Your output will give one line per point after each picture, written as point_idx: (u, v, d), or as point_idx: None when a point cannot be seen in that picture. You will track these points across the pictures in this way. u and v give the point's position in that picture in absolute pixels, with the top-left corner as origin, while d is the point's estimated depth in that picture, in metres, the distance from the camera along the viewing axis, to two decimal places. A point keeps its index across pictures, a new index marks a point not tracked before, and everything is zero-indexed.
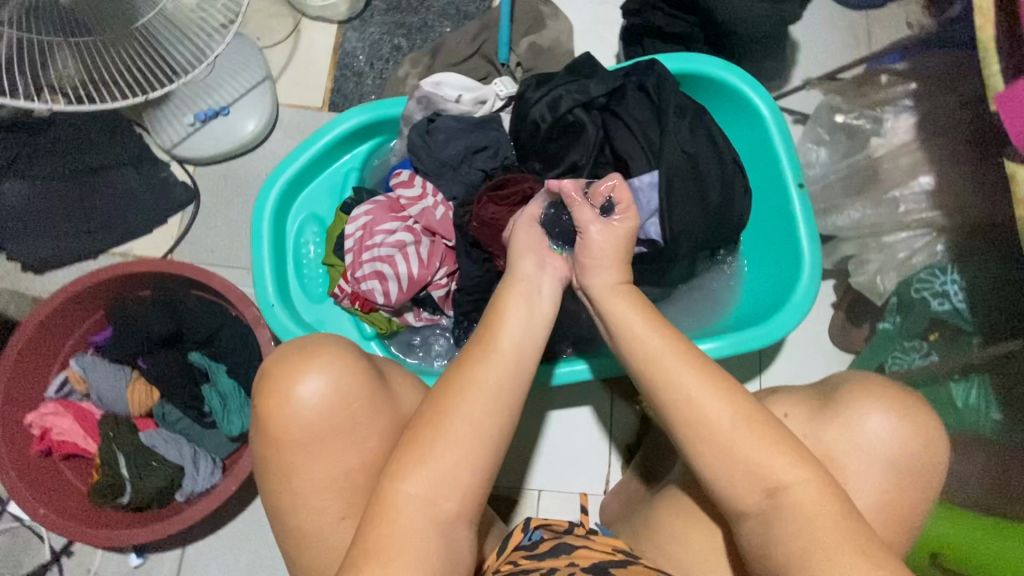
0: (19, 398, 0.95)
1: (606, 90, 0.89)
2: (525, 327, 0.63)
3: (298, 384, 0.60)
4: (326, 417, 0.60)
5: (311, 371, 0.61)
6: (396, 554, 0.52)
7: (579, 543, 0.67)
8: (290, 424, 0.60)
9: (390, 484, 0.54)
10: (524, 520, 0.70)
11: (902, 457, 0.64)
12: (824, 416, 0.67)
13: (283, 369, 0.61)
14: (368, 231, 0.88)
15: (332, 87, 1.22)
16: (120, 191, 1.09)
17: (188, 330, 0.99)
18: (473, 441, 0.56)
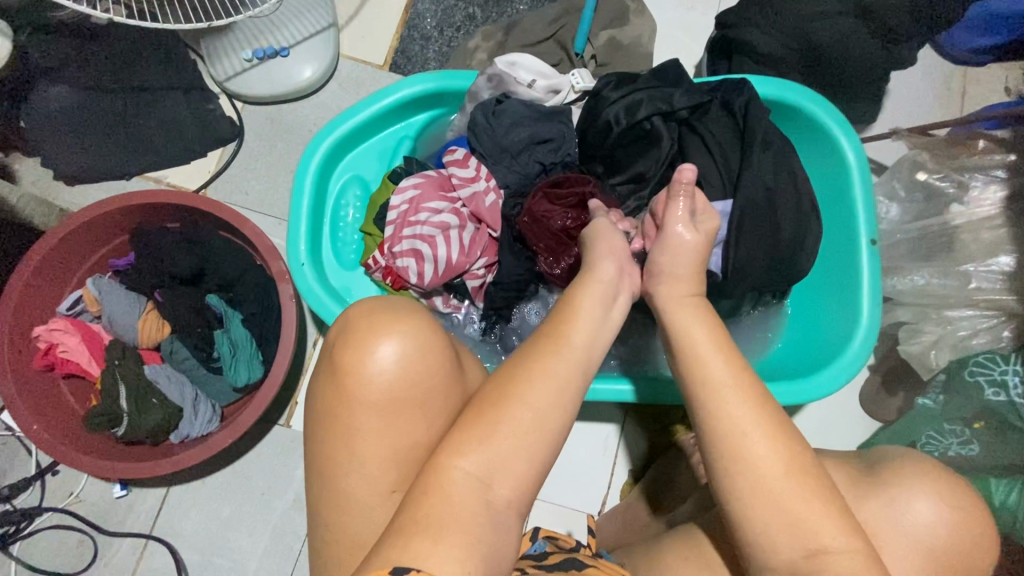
0: (32, 308, 0.92)
1: (691, 104, 0.83)
2: (598, 326, 0.61)
3: (378, 342, 0.58)
4: (399, 383, 0.58)
5: (388, 335, 0.58)
6: (444, 530, 0.49)
7: (589, 562, 0.67)
8: (360, 382, 0.58)
9: (446, 457, 0.52)
10: (533, 529, 0.73)
11: (942, 549, 0.60)
12: (864, 489, 0.62)
13: (362, 327, 0.59)
14: (414, 205, 0.84)
15: (397, 46, 1.16)
16: (165, 115, 1.05)
17: (210, 270, 0.95)
18: (538, 429, 0.54)
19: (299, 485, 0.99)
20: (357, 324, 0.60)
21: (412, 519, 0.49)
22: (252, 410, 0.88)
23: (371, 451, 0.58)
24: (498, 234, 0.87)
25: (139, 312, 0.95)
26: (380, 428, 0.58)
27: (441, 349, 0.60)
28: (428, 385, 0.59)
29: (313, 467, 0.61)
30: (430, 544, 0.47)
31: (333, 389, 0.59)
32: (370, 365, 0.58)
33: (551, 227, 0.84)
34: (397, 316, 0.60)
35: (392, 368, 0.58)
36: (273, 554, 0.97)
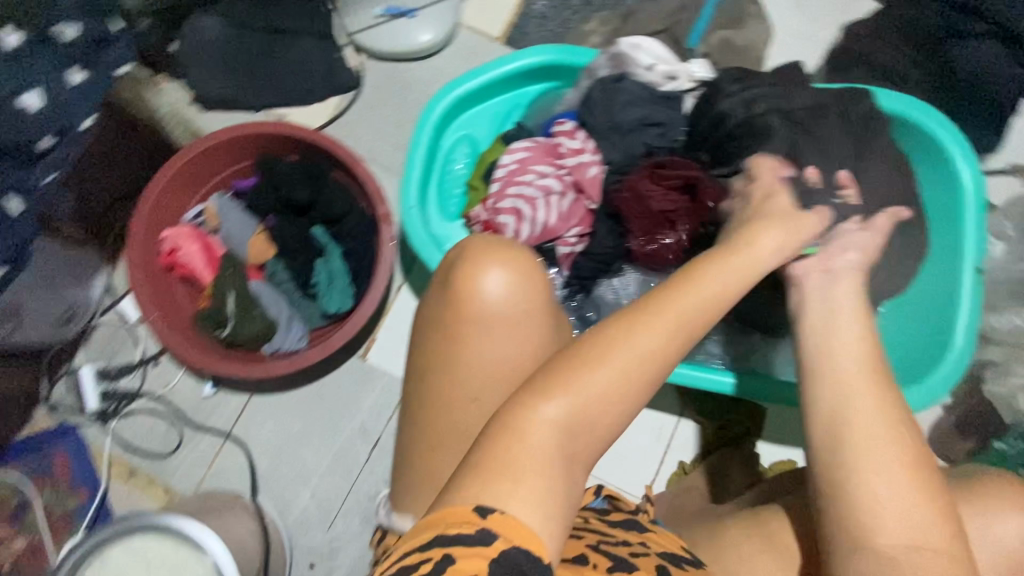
0: (163, 213, 1.02)
1: (809, 105, 0.83)
2: (717, 290, 0.56)
3: (486, 274, 0.62)
4: (503, 315, 0.62)
5: (497, 269, 0.62)
6: (521, 474, 0.46)
7: (649, 526, 0.67)
8: (465, 310, 0.62)
9: (532, 399, 0.49)
10: (597, 486, 0.74)
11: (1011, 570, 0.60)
12: None
13: (471, 258, 0.63)
14: (521, 166, 0.88)
15: (515, 21, 1.21)
16: (296, 57, 1.13)
17: (320, 203, 1.02)
18: (625, 384, 0.51)
19: (367, 415, 1.05)
20: (469, 254, 0.63)
21: (490, 458, 0.47)
22: (343, 335, 0.95)
23: (470, 372, 0.63)
24: (596, 206, 0.91)
25: (251, 231, 1.04)
26: (481, 353, 0.62)
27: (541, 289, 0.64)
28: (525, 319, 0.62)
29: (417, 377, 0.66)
30: (511, 486, 0.45)
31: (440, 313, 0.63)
32: (476, 294, 0.61)
33: (650, 206, 0.86)
34: (505, 251, 0.63)
35: (497, 300, 0.61)
36: (334, 474, 1.04)
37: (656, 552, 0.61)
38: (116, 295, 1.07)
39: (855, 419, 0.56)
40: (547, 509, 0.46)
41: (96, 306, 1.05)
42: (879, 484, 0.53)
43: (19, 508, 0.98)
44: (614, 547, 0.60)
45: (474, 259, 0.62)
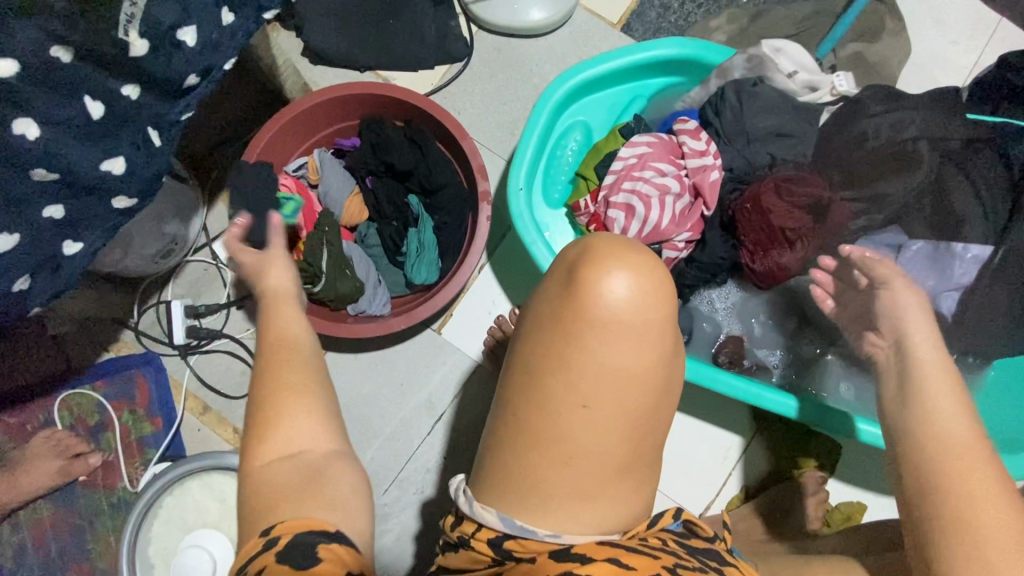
0: (269, 163, 1.03)
1: (965, 138, 0.77)
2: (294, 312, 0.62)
3: (604, 283, 0.51)
4: (628, 322, 0.51)
5: (634, 271, 0.51)
6: (275, 505, 0.48)
7: (726, 559, 0.60)
8: (586, 312, 0.51)
9: (246, 459, 0.51)
10: (675, 506, 0.64)
11: None
12: None
13: (603, 254, 0.52)
14: (641, 162, 0.85)
15: (635, 8, 1.16)
16: (413, 21, 1.11)
17: (421, 173, 1.01)
18: (306, 386, 0.55)
19: (435, 387, 1.05)
20: (596, 249, 0.53)
21: (254, 504, 0.49)
22: (430, 307, 0.95)
23: (584, 391, 0.52)
24: (710, 213, 0.86)
25: (349, 192, 1.05)
26: (603, 368, 0.52)
27: (671, 297, 0.53)
28: (651, 333, 0.52)
29: (510, 403, 0.56)
30: (282, 509, 0.48)
31: (551, 312, 0.53)
32: (604, 296, 0.51)
33: (770, 229, 0.82)
34: (623, 256, 0.52)
35: (625, 304, 0.51)
36: (395, 441, 1.04)
37: None
38: (212, 235, 1.10)
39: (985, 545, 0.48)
40: (331, 503, 0.49)
41: (192, 243, 1.08)
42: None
43: (98, 425, 1.05)
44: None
45: (593, 262, 0.51)
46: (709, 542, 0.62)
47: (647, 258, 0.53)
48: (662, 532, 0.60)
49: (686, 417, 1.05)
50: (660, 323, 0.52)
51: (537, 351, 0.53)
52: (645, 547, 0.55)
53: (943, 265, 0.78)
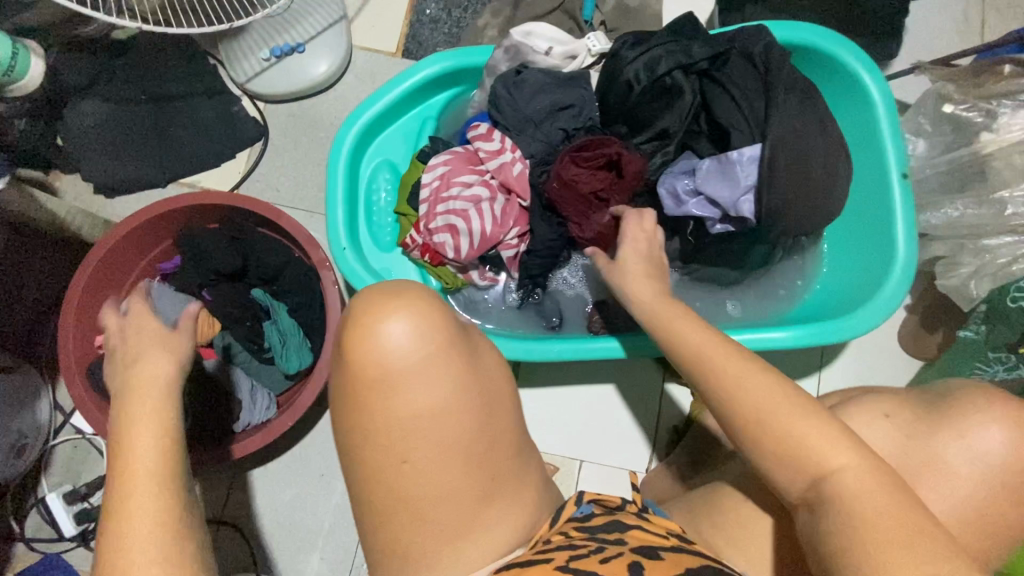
0: (91, 317, 0.96)
1: (710, 54, 0.83)
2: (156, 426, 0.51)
3: (376, 341, 0.54)
4: (409, 369, 0.54)
5: (399, 315, 0.55)
6: None
7: (633, 522, 0.65)
8: (367, 368, 0.54)
9: None
10: (577, 493, 0.67)
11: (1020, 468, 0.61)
12: (931, 422, 0.66)
13: (367, 308, 0.55)
14: (445, 181, 0.86)
15: (408, 32, 1.19)
16: (194, 121, 1.08)
17: (254, 265, 0.99)
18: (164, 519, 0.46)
19: None
20: (361, 305, 0.56)
21: None
22: (307, 393, 0.92)
23: (398, 441, 0.55)
24: (529, 203, 0.89)
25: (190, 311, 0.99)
26: (407, 413, 0.55)
27: (444, 329, 0.56)
28: (436, 364, 0.55)
29: (362, 474, 0.57)
30: None
31: (342, 380, 0.56)
32: (378, 347, 0.54)
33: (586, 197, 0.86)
34: (386, 303, 0.55)
35: (399, 352, 0.54)
36: (337, 531, 1.01)
37: (632, 549, 0.58)
38: (66, 410, 1.02)
39: (779, 417, 0.56)
40: None
41: (48, 426, 1.00)
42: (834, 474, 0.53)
43: None
44: (581, 564, 0.54)
45: (359, 325, 0.55)
46: (616, 511, 0.67)
47: (410, 297, 0.56)
48: (566, 524, 0.63)
49: (596, 388, 1.08)
50: (443, 351, 0.55)
51: (351, 420, 0.56)
52: (540, 552, 0.57)
53: (729, 174, 0.79)
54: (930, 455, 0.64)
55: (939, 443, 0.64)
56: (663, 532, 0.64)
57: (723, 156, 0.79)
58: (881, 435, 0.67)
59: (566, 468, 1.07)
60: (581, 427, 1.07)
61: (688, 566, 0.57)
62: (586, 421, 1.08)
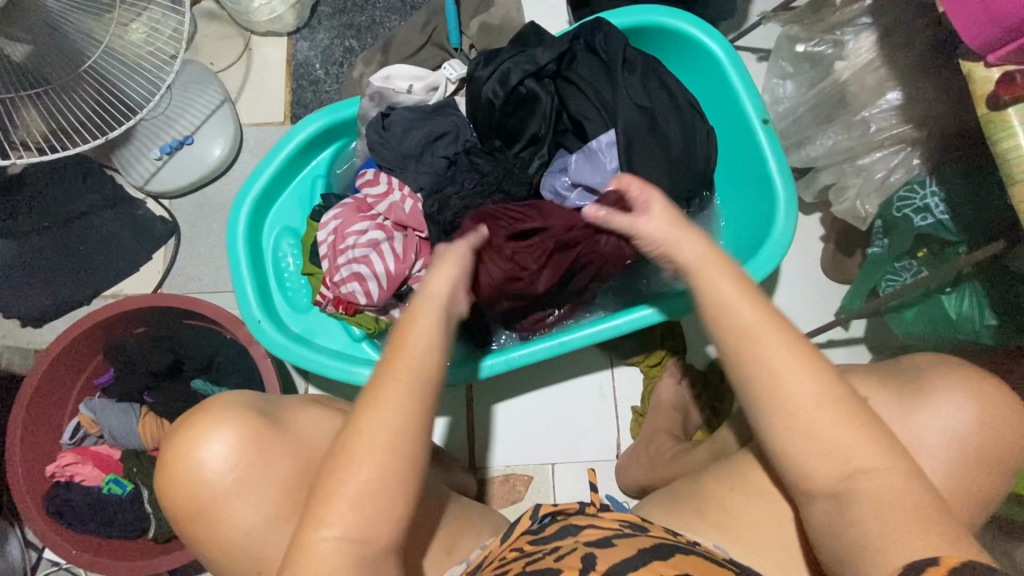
0: (36, 450, 0.96)
1: (555, 56, 0.88)
2: (434, 343, 0.58)
3: (205, 446, 0.63)
4: (226, 476, 0.63)
5: (210, 436, 0.63)
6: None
7: (586, 522, 0.65)
8: (196, 494, 0.63)
9: (312, 526, 0.51)
10: (534, 505, 0.70)
11: (981, 441, 0.62)
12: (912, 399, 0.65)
13: (182, 440, 0.64)
14: (339, 234, 0.88)
15: (291, 98, 1.23)
16: (101, 234, 1.10)
17: (186, 358, 1.00)
18: (404, 433, 0.53)
19: None
20: (180, 427, 0.65)
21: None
22: None
23: (230, 526, 0.63)
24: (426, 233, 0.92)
25: (136, 417, 1.00)
26: (231, 512, 0.63)
27: (258, 435, 0.65)
28: (248, 469, 0.64)
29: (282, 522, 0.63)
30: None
31: (171, 502, 0.64)
32: (197, 476, 0.63)
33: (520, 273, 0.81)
34: (208, 419, 0.64)
35: (218, 462, 0.63)
36: None
37: (587, 544, 0.60)
38: (40, 545, 1.03)
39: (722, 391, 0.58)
40: None
41: (24, 567, 1.01)
42: (752, 422, 0.57)
43: None
44: (539, 566, 0.58)
45: (188, 439, 0.63)
46: (576, 515, 0.68)
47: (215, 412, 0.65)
48: (520, 538, 0.66)
49: (552, 388, 1.10)
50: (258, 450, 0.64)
51: (186, 517, 0.64)
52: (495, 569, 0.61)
53: (596, 163, 0.84)
54: (911, 437, 0.63)
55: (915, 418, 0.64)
56: (616, 524, 0.65)
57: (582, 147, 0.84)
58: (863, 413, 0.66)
59: (539, 475, 1.08)
60: (547, 433, 1.09)
61: (640, 549, 0.59)
62: (549, 425, 1.09)
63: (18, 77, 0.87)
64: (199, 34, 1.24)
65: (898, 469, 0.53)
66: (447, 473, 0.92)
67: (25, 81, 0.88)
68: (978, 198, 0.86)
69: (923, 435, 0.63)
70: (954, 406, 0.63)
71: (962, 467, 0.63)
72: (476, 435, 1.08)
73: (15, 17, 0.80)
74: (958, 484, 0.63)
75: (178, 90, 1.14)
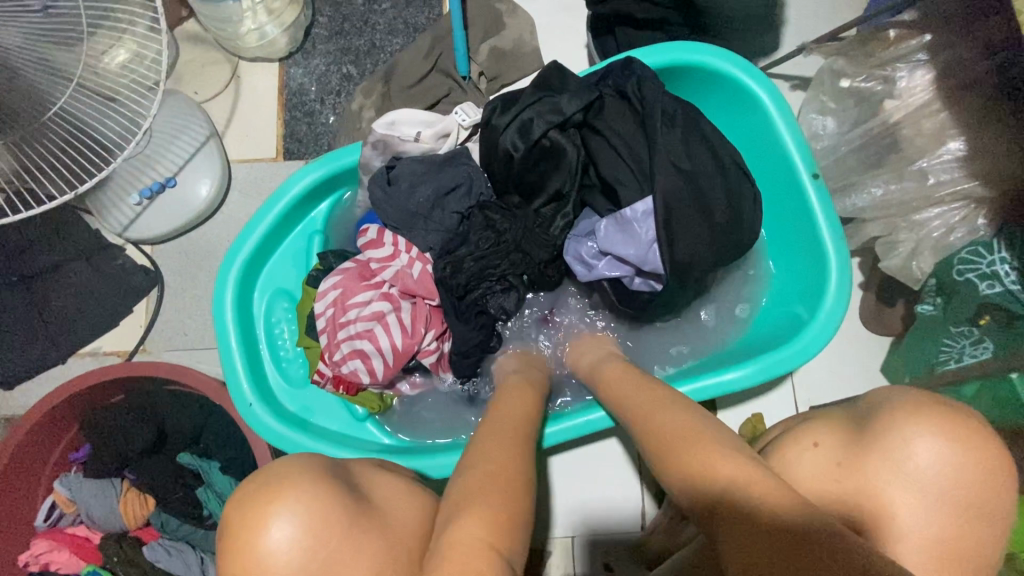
0: (7, 535, 0.87)
1: (583, 105, 0.77)
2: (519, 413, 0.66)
3: (273, 527, 0.47)
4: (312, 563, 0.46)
5: (281, 513, 0.47)
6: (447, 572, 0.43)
7: None
8: None
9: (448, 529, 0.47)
10: None
11: (955, 485, 0.51)
12: (860, 441, 0.56)
13: (246, 513, 0.47)
14: (340, 306, 0.79)
15: (285, 131, 1.12)
16: (76, 288, 1.00)
17: (172, 431, 0.92)
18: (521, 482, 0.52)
19: None
20: (250, 495, 0.48)
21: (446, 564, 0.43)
22: None
23: None
24: (437, 300, 0.82)
25: (116, 495, 0.91)
26: None
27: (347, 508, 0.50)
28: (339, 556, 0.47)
29: None
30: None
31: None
32: (260, 561, 0.45)
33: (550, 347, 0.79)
34: (293, 484, 0.48)
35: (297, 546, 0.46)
36: None
37: None
38: None
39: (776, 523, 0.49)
40: None
41: None
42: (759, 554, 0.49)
43: None
44: None
45: (260, 509, 0.47)
46: None
47: (289, 476, 0.49)
48: None
49: (570, 454, 1.02)
50: (346, 525, 0.49)
51: None
52: None
53: (629, 232, 0.74)
54: (864, 485, 0.54)
55: (868, 464, 0.54)
56: None
57: (616, 214, 0.74)
58: (810, 465, 0.59)
59: (556, 550, 0.99)
60: (566, 505, 1.00)
61: None
62: (568, 496, 1.01)
63: None
64: (182, 60, 1.13)
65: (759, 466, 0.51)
66: None
67: None
68: None
69: (879, 481, 0.53)
70: (914, 445, 0.52)
71: (943, 518, 0.51)
72: None
73: None
74: (945, 543, 0.50)
75: (158, 126, 1.03)
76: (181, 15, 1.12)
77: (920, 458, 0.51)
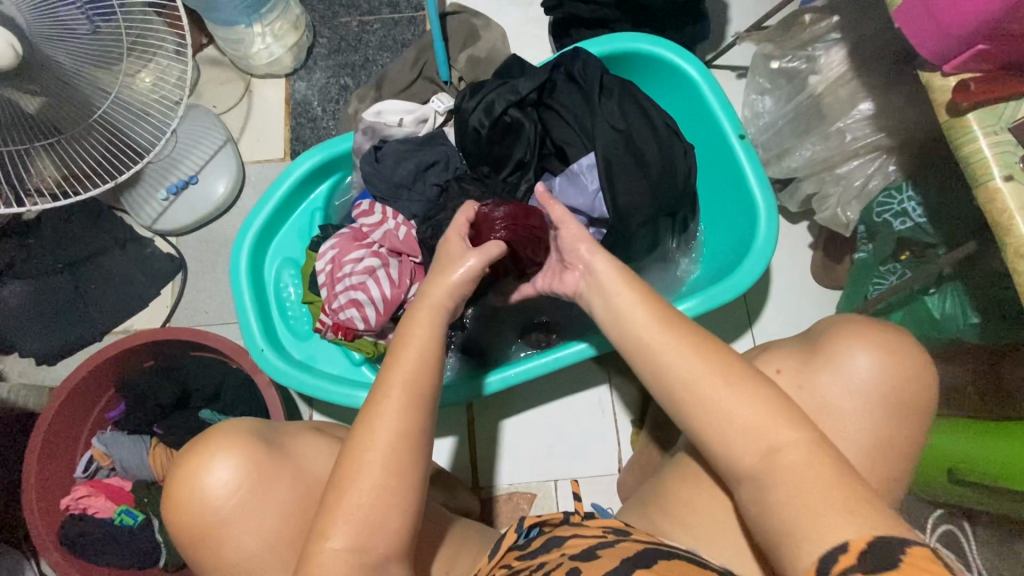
0: (51, 484, 0.99)
1: (536, 86, 0.92)
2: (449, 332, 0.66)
3: (211, 466, 0.65)
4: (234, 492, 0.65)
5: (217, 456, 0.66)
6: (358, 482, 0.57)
7: (569, 533, 0.67)
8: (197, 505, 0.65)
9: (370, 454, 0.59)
10: (518, 520, 0.71)
11: (887, 391, 0.64)
12: (811, 364, 0.66)
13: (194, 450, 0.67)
14: (337, 263, 0.92)
15: (291, 136, 1.29)
16: (111, 272, 1.15)
17: (194, 389, 1.04)
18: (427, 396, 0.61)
19: None
20: (198, 441, 0.68)
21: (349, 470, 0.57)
22: None
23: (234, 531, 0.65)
24: (420, 258, 0.96)
25: (147, 448, 1.02)
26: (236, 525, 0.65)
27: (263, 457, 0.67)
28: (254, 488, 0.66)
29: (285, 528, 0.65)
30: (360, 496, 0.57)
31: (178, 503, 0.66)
32: (201, 485, 0.65)
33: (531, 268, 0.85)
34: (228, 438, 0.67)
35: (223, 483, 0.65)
36: None
37: (573, 560, 0.61)
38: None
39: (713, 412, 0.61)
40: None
41: None
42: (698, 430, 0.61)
43: None
44: None
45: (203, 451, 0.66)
46: (561, 525, 0.70)
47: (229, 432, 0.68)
48: (508, 554, 0.68)
49: (549, 404, 1.12)
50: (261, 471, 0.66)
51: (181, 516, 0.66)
52: None
53: (578, 184, 0.88)
54: (820, 400, 0.65)
55: (821, 381, 0.65)
56: (600, 532, 0.66)
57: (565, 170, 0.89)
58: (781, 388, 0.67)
59: (541, 493, 1.09)
60: (547, 451, 1.10)
61: (626, 557, 0.60)
62: (550, 442, 1.10)
63: (34, 126, 0.89)
64: (202, 80, 1.30)
65: (812, 441, 0.56)
66: (448, 493, 0.94)
67: (42, 130, 0.90)
68: (951, 203, 0.91)
69: (831, 396, 0.65)
70: (855, 360, 0.64)
71: (882, 418, 0.64)
72: (479, 454, 1.10)
73: (32, 73, 0.82)
74: (883, 435, 0.64)
75: (182, 133, 1.20)
76: (202, 42, 1.30)
77: (858, 371, 0.64)
